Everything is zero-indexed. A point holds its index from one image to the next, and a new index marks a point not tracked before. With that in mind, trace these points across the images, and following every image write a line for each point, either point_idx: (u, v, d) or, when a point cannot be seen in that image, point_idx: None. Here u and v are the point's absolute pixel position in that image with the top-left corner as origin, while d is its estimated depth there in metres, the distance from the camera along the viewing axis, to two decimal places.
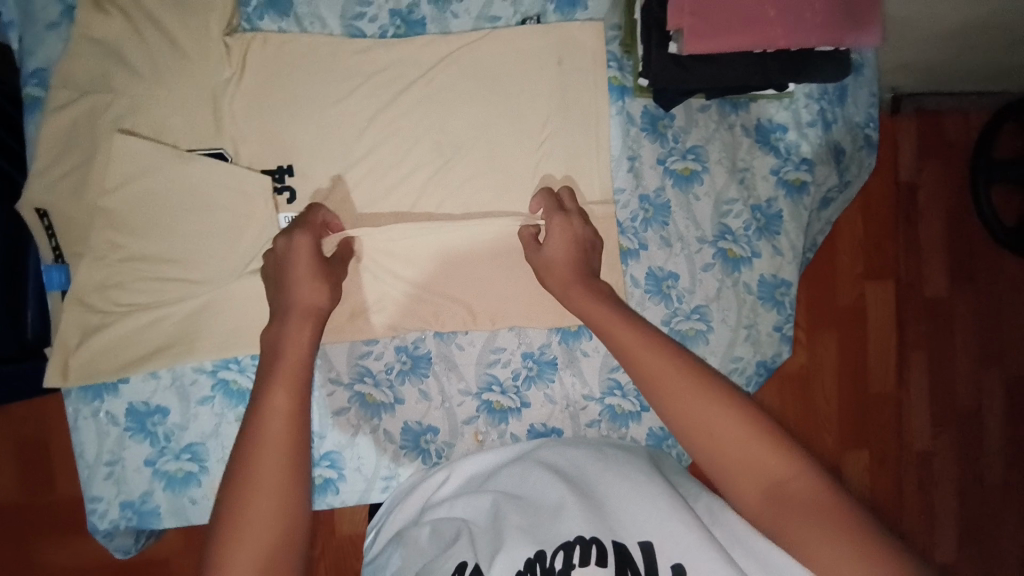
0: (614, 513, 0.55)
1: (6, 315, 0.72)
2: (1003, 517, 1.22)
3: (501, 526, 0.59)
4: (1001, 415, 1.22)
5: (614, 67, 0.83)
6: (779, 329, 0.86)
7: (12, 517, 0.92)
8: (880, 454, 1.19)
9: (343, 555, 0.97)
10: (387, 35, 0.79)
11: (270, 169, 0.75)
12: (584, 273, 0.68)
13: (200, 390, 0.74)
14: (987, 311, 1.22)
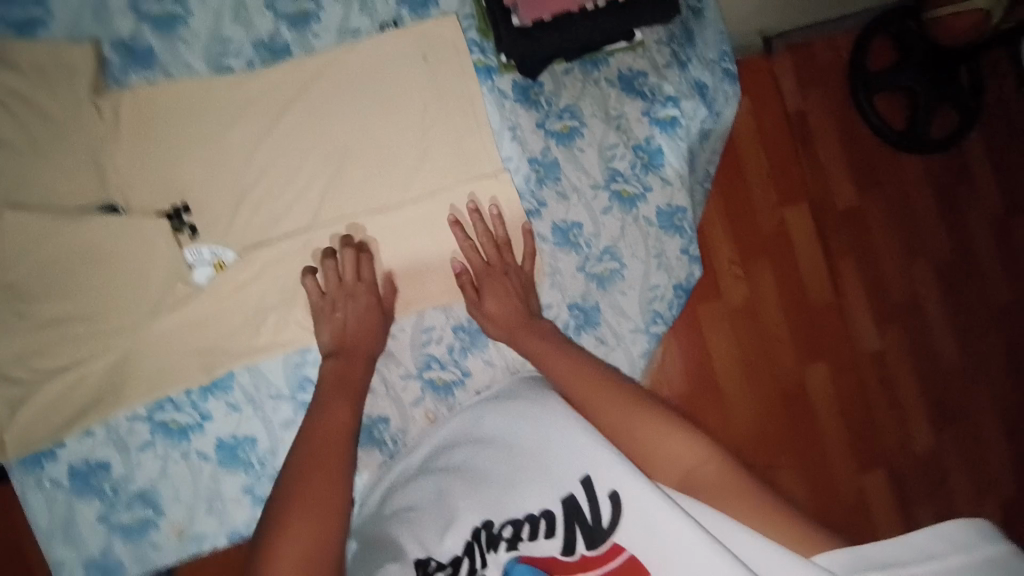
0: (552, 459, 0.57)
1: None
2: (969, 396, 1.32)
3: (444, 500, 0.63)
4: (940, 297, 1.33)
5: (477, 52, 0.88)
6: (686, 252, 0.90)
7: None
8: (838, 364, 1.25)
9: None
10: (254, 66, 0.82)
11: (166, 211, 0.77)
12: (527, 317, 0.78)
13: (139, 436, 0.75)
14: (898, 207, 1.33)
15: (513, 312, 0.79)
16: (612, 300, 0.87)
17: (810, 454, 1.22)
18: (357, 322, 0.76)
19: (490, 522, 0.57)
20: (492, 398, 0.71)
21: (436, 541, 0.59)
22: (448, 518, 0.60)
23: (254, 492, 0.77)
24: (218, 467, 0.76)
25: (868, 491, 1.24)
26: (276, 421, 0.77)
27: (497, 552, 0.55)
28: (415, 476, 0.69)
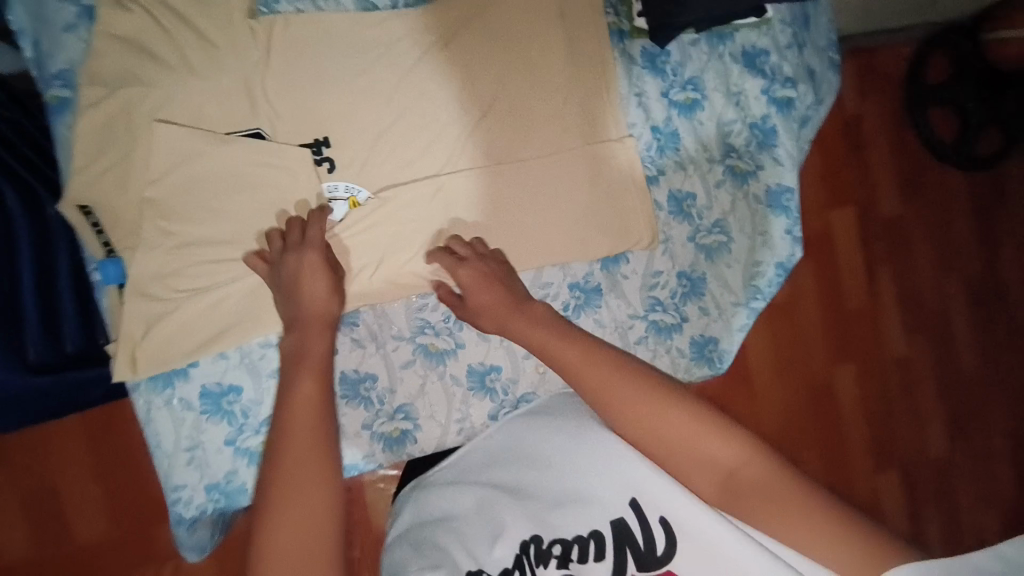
0: (596, 482, 0.59)
1: (45, 315, 0.77)
2: (986, 405, 1.37)
3: (489, 515, 0.64)
4: (965, 316, 1.37)
5: (611, 14, 0.90)
6: (791, 232, 0.91)
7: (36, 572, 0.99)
8: (865, 367, 1.30)
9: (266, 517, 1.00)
10: (399, 4, 0.83)
11: (308, 142, 0.77)
12: (514, 301, 0.73)
13: (270, 363, 0.77)
14: (937, 220, 1.35)
15: (496, 294, 0.74)
16: (718, 273, 0.90)
17: (830, 450, 1.29)
18: (302, 278, 0.70)
19: (538, 539, 0.58)
20: (533, 418, 0.73)
21: (486, 550, 0.60)
22: (497, 529, 0.61)
23: (374, 429, 0.80)
24: (342, 400, 0.79)
25: (880, 490, 1.31)
26: (396, 360, 0.81)
27: (547, 569, 0.55)
28: (462, 485, 0.69)
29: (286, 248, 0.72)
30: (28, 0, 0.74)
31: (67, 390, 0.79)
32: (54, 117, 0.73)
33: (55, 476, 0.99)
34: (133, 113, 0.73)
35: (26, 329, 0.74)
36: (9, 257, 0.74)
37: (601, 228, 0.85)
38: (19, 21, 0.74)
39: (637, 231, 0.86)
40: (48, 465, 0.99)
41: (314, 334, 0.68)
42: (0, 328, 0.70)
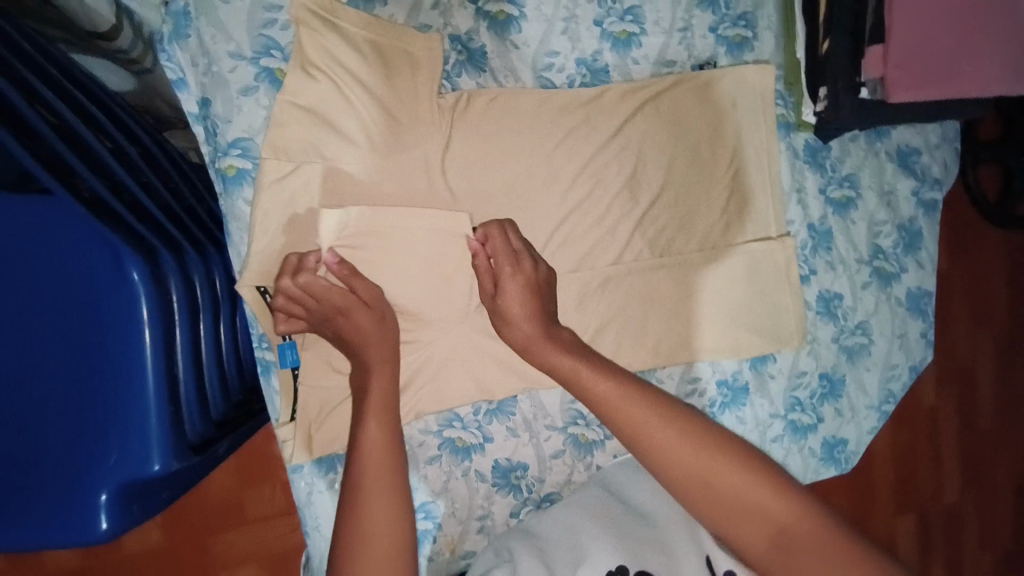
0: (677, 543, 0.64)
1: (198, 393, 0.69)
2: (997, 458, 1.38)
3: (577, 544, 0.69)
4: (993, 369, 1.35)
5: (780, 104, 0.87)
6: (925, 335, 0.93)
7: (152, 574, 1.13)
8: (902, 424, 1.33)
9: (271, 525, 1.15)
10: (575, 84, 0.79)
11: (480, 227, 0.75)
12: (547, 320, 0.67)
13: (428, 449, 0.77)
14: (976, 278, 1.34)
15: (536, 309, 0.67)
16: (857, 375, 0.90)
17: (856, 496, 1.31)
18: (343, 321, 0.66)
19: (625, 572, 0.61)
20: (636, 477, 0.78)
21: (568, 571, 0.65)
22: (580, 557, 0.66)
23: (520, 516, 0.80)
24: (493, 488, 0.79)
25: (896, 534, 1.34)
26: (548, 450, 0.81)
27: None
28: (551, 517, 0.76)
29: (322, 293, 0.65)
30: (195, 52, 0.68)
31: (209, 460, 0.72)
32: (231, 190, 0.69)
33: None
34: (313, 193, 0.70)
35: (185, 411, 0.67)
36: (169, 335, 0.65)
37: (754, 327, 0.85)
38: (185, 76, 0.68)
39: (787, 333, 0.86)
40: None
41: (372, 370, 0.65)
42: (165, 419, 0.63)
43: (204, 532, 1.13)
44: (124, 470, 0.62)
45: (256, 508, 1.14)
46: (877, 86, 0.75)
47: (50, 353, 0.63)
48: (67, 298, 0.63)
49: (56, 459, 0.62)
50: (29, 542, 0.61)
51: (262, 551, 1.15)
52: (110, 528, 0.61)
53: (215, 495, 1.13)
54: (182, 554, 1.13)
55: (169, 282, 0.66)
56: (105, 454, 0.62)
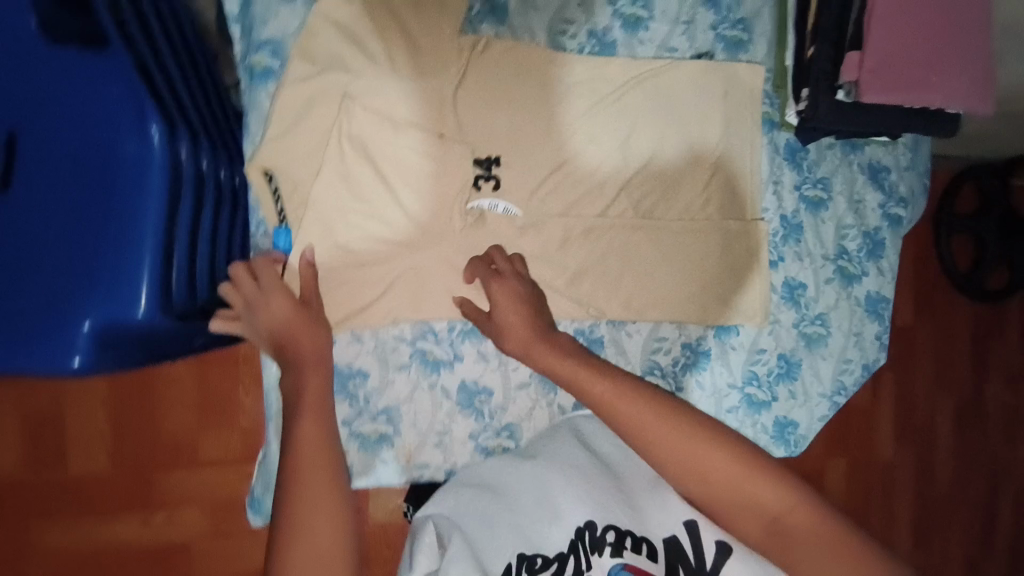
0: (642, 505, 0.68)
1: (187, 269, 0.72)
2: (948, 524, 1.41)
3: (546, 495, 0.71)
4: (949, 429, 1.40)
5: (766, 103, 0.96)
6: (879, 338, 0.99)
7: (87, 491, 1.12)
8: (857, 463, 1.35)
9: (211, 483, 1.15)
10: (585, 50, 0.88)
11: (479, 161, 0.82)
12: (542, 327, 0.71)
13: (400, 356, 0.81)
14: (943, 342, 1.39)
15: (528, 311, 0.72)
16: (813, 363, 0.96)
17: None
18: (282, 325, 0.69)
19: (592, 525, 0.66)
20: (594, 431, 0.79)
21: (546, 530, 0.68)
22: (555, 513, 0.69)
23: (478, 440, 0.84)
24: (456, 406, 0.83)
25: None
26: (513, 380, 0.84)
27: (601, 556, 0.63)
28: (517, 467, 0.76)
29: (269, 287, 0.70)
30: None
31: (181, 338, 0.75)
32: (257, 84, 0.76)
33: (150, 398, 1.12)
34: (331, 96, 0.76)
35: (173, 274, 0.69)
36: (175, 193, 0.69)
37: (721, 298, 0.91)
38: None
39: (750, 309, 0.92)
40: (145, 388, 1.12)
41: (308, 380, 0.66)
42: (154, 272, 0.66)
43: (150, 468, 1.13)
44: (105, 312, 0.64)
45: (208, 449, 1.14)
46: (853, 87, 0.84)
47: (57, 194, 0.66)
48: (84, 146, 0.66)
49: (41, 294, 0.64)
50: (1, 368, 0.62)
51: (206, 496, 1.15)
52: (83, 365, 0.63)
53: (168, 431, 1.13)
54: (124, 486, 1.13)
55: (180, 149, 0.70)
56: (90, 295, 0.64)
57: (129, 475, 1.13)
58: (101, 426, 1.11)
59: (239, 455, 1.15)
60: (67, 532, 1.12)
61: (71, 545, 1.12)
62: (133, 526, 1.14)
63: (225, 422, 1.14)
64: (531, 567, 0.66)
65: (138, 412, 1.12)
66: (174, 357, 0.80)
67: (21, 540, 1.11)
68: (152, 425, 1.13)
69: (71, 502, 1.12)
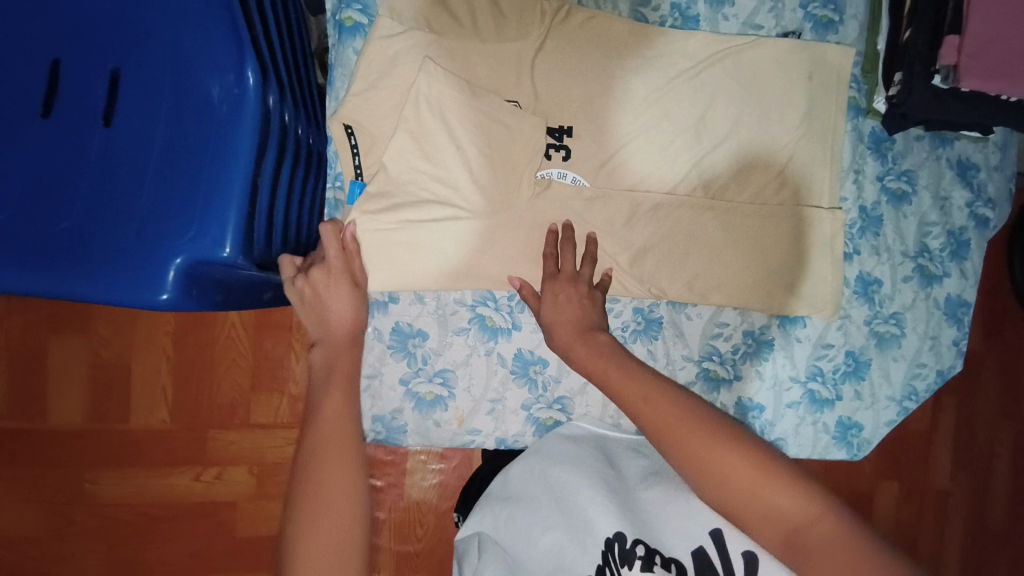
0: (665, 524, 0.64)
1: (267, 224, 0.75)
2: (998, 562, 1.30)
3: (573, 507, 0.70)
4: (1013, 465, 1.30)
5: (854, 88, 0.92)
6: (957, 344, 0.94)
7: (150, 442, 1.17)
8: (911, 486, 1.28)
9: (256, 442, 1.18)
10: (666, 24, 0.86)
11: (552, 128, 0.82)
12: (586, 328, 0.73)
13: (459, 320, 0.81)
14: (1014, 367, 1.29)
15: (574, 317, 0.74)
16: (884, 363, 0.91)
17: None
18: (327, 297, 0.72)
19: (621, 538, 0.63)
20: (623, 452, 0.78)
21: (576, 550, 0.66)
22: (582, 530, 0.67)
23: (530, 410, 0.83)
24: (510, 375, 0.82)
25: None
26: None
27: (632, 569, 0.60)
28: (546, 478, 0.76)
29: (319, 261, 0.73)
30: None
31: (251, 287, 0.78)
32: (345, 39, 0.77)
33: (207, 358, 1.16)
34: (412, 55, 0.76)
35: (256, 221, 0.72)
36: (263, 140, 0.71)
37: (791, 287, 0.87)
38: None
39: (821, 301, 0.88)
40: (203, 348, 1.16)
41: (341, 351, 0.71)
42: (241, 214, 0.68)
43: (205, 426, 1.17)
44: (196, 248, 0.67)
45: (259, 414, 1.17)
46: (950, 72, 0.77)
47: (156, 132, 0.69)
48: (185, 89, 0.69)
49: (135, 227, 0.67)
50: (92, 296, 0.65)
51: (253, 458, 1.18)
52: (170, 300, 0.66)
53: (223, 392, 1.17)
54: (180, 441, 1.17)
55: (269, 98, 0.72)
56: (182, 230, 0.67)
57: (186, 431, 1.17)
58: (163, 378, 1.16)
59: (290, 420, 1.18)
60: (123, 483, 1.16)
61: (126, 496, 1.17)
62: (184, 480, 1.17)
63: (276, 386, 1.17)
64: None
65: (198, 370, 1.16)
66: (241, 308, 0.81)
67: (81, 487, 1.16)
68: (209, 385, 1.17)
69: (130, 453, 1.16)
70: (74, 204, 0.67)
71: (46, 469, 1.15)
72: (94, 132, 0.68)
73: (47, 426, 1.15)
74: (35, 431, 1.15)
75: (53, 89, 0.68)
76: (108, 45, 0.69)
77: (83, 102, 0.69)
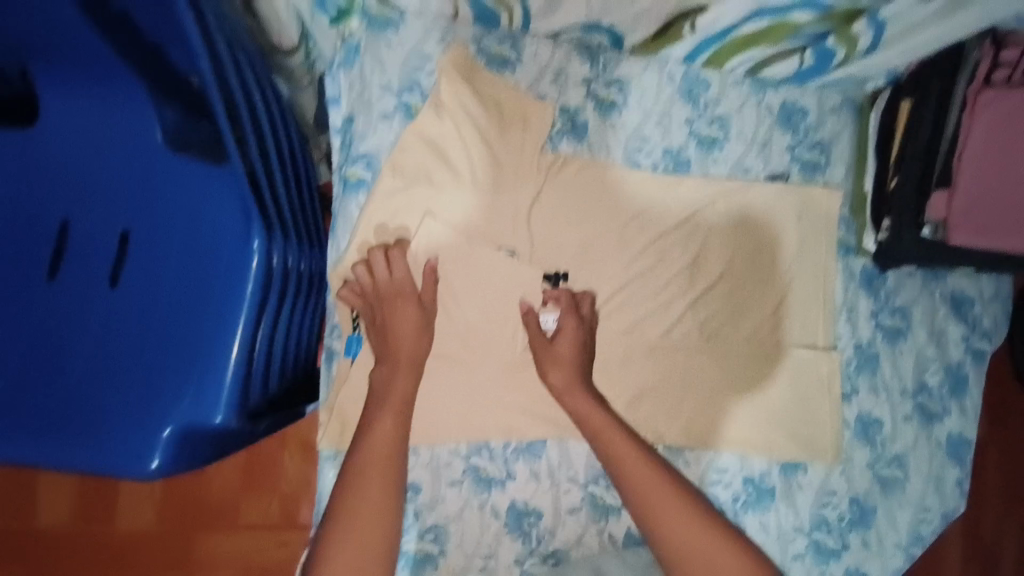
0: None
1: (266, 373, 0.72)
2: None
3: None
4: None
5: (843, 229, 0.93)
6: (960, 484, 0.91)
7: (133, 547, 1.08)
8: None
9: (245, 547, 1.08)
10: (659, 168, 0.88)
11: (548, 274, 0.81)
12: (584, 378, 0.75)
13: (452, 472, 0.78)
14: None
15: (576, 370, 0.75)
16: (889, 508, 0.89)
17: None
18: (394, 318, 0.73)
19: None
20: None
21: None
22: None
23: (524, 566, 0.79)
24: (503, 529, 0.79)
25: None
26: (564, 504, 0.81)
27: None
28: None
29: (381, 287, 0.74)
30: (354, 77, 0.79)
31: (249, 437, 0.73)
32: (348, 194, 0.78)
33: None
34: (411, 209, 0.77)
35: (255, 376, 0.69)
36: (266, 298, 0.69)
37: (790, 431, 0.86)
38: (341, 95, 0.79)
39: (823, 446, 0.86)
40: None
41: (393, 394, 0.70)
42: (236, 378, 0.66)
43: (191, 529, 1.08)
44: (190, 415, 0.65)
45: (249, 515, 1.08)
46: (939, 225, 0.80)
47: (161, 293, 0.68)
48: (192, 248, 0.69)
49: (129, 394, 0.65)
50: (81, 466, 0.62)
51: (242, 564, 1.08)
52: (161, 468, 0.63)
53: (213, 491, 1.10)
54: (166, 545, 1.08)
55: (275, 256, 0.70)
56: (179, 397, 0.65)
57: (171, 533, 1.08)
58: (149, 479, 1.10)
59: (280, 521, 1.09)
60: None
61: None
62: None
63: (268, 483, 1.09)
64: None
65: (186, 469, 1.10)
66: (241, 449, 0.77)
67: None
68: (198, 483, 1.09)
69: (111, 559, 1.07)
70: (73, 367, 0.65)
71: (17, 571, 1.06)
72: (96, 293, 0.67)
73: (25, 524, 1.07)
74: (11, 529, 1.07)
75: (56, 253, 0.68)
76: (116, 203, 0.69)
77: (88, 262, 0.68)
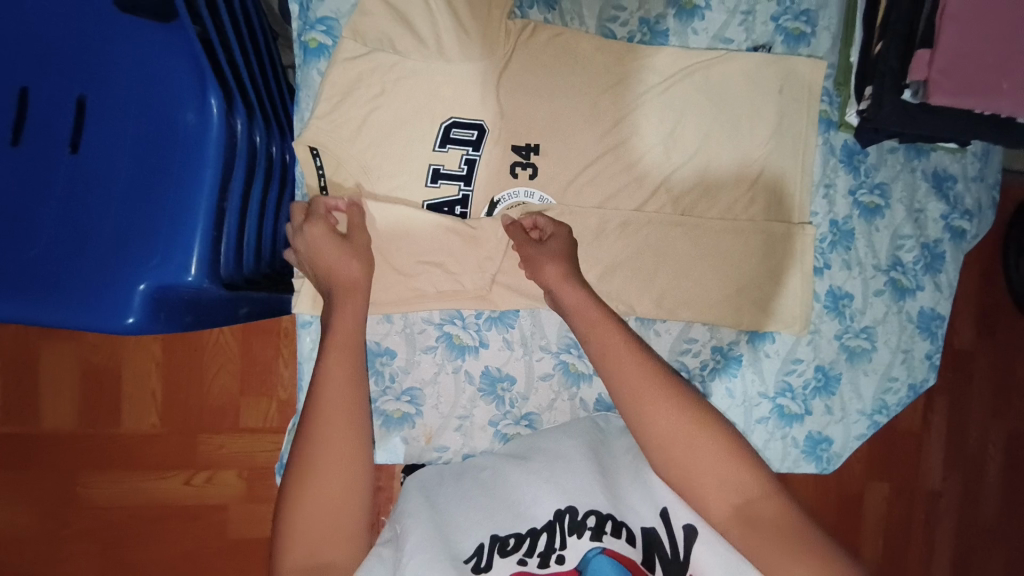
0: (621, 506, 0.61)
1: (235, 241, 0.75)
2: None
3: (519, 495, 0.65)
4: None
5: (826, 101, 0.91)
6: (930, 357, 0.93)
7: (142, 446, 1.12)
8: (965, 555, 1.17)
9: (246, 451, 1.13)
10: (635, 39, 0.86)
11: (519, 147, 0.82)
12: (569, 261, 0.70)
13: (427, 338, 0.83)
14: None
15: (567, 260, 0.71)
16: (855, 377, 0.92)
17: None
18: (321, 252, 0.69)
19: (573, 510, 0.60)
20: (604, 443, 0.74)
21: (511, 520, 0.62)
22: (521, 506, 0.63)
23: (498, 426, 0.84)
24: (478, 393, 0.84)
25: None
26: (537, 371, 0.84)
27: (580, 539, 0.57)
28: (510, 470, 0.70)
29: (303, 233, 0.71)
30: None
31: (226, 305, 0.77)
32: (309, 61, 0.81)
33: (195, 363, 1.12)
34: (378, 78, 0.77)
35: (224, 242, 0.72)
36: (228, 166, 0.71)
37: (761, 304, 0.88)
38: None
39: (791, 317, 0.88)
40: (193, 353, 1.12)
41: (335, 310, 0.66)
42: (205, 242, 0.69)
43: (194, 431, 1.12)
44: (160, 275, 0.67)
45: (248, 417, 1.13)
46: (920, 87, 0.75)
47: (122, 159, 0.69)
48: (150, 115, 0.70)
49: (101, 254, 0.68)
50: (60, 322, 0.66)
51: (243, 461, 1.13)
52: (136, 324, 0.66)
53: (213, 396, 1.12)
54: (170, 446, 1.13)
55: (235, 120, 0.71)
56: (148, 257, 0.68)
57: (175, 435, 1.13)
58: (154, 388, 1.12)
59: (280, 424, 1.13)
60: (113, 486, 1.12)
61: (117, 500, 1.13)
62: (175, 484, 1.13)
63: (266, 390, 1.13)
64: (503, 548, 0.59)
65: (186, 376, 1.12)
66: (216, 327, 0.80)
67: (72, 490, 1.12)
68: (197, 391, 1.12)
69: (121, 459, 1.12)
70: (42, 233, 0.68)
71: (35, 474, 1.11)
72: (59, 160, 0.69)
73: (37, 431, 1.10)
74: (23, 436, 1.11)
75: (21, 117, 0.69)
76: (72, 71, 0.69)
77: (49, 128, 0.69)
